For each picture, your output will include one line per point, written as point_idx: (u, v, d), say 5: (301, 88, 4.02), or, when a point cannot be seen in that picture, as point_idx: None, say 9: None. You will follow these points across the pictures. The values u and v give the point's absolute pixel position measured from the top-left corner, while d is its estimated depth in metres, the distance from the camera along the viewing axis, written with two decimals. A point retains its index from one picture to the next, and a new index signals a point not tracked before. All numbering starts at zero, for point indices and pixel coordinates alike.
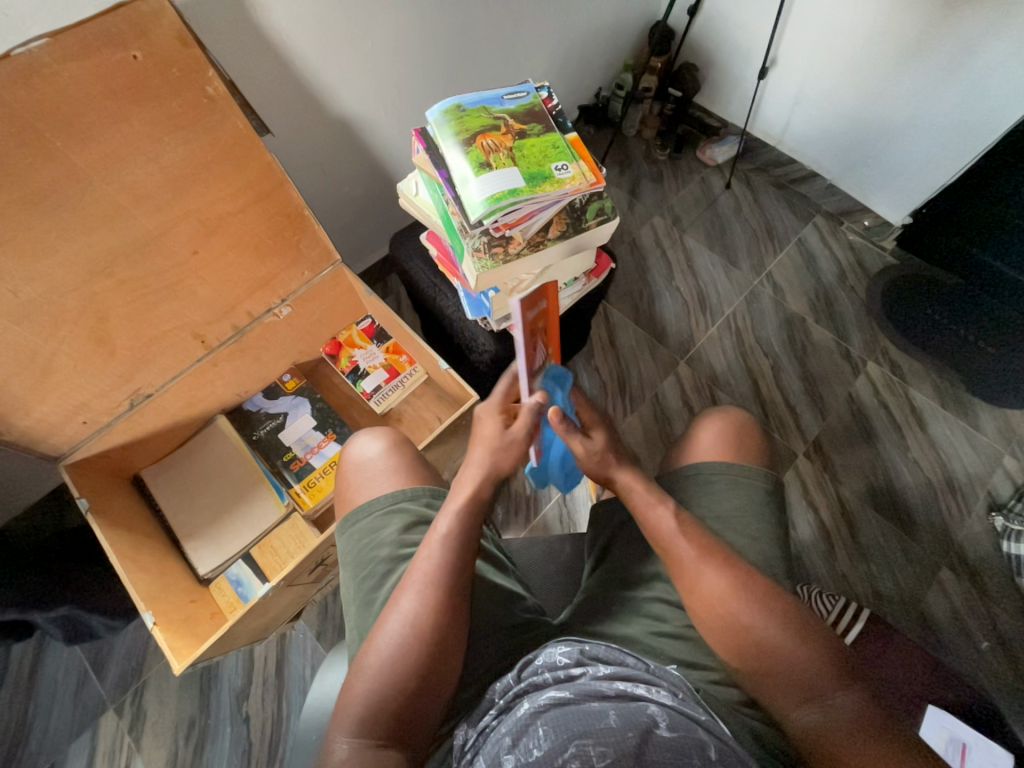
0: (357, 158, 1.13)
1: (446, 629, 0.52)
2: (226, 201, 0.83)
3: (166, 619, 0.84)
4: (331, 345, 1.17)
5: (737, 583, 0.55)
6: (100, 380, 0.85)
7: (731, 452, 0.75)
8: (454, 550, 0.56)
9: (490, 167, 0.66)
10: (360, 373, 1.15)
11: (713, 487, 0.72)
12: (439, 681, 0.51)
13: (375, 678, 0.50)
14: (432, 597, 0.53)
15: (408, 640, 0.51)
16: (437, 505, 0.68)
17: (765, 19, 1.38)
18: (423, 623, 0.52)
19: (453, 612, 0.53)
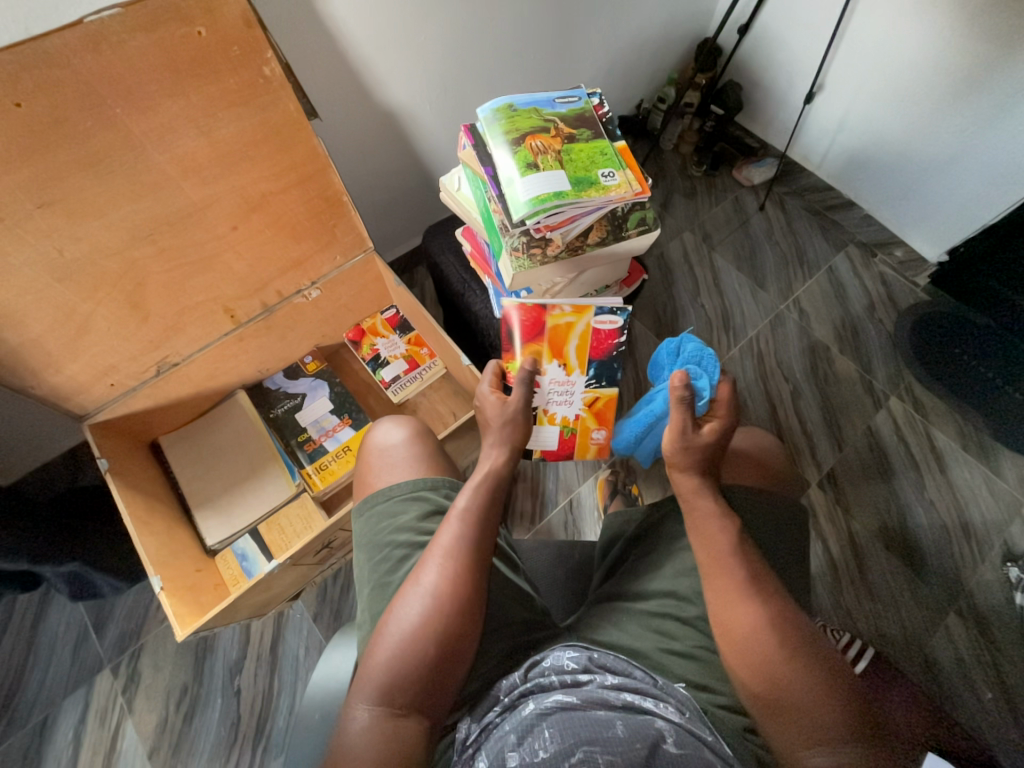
0: (398, 150, 1.15)
1: (468, 601, 0.53)
2: (270, 181, 0.85)
3: (173, 584, 0.86)
4: (355, 331, 1.18)
5: (751, 606, 0.55)
6: (131, 344, 0.87)
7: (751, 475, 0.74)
8: (474, 524, 0.57)
9: (536, 169, 0.66)
10: (381, 361, 1.16)
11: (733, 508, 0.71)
12: (458, 654, 0.51)
13: (396, 648, 0.50)
14: (454, 570, 0.54)
15: (428, 612, 0.51)
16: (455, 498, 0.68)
17: (815, 44, 1.37)
18: (443, 595, 0.52)
19: (472, 586, 0.54)
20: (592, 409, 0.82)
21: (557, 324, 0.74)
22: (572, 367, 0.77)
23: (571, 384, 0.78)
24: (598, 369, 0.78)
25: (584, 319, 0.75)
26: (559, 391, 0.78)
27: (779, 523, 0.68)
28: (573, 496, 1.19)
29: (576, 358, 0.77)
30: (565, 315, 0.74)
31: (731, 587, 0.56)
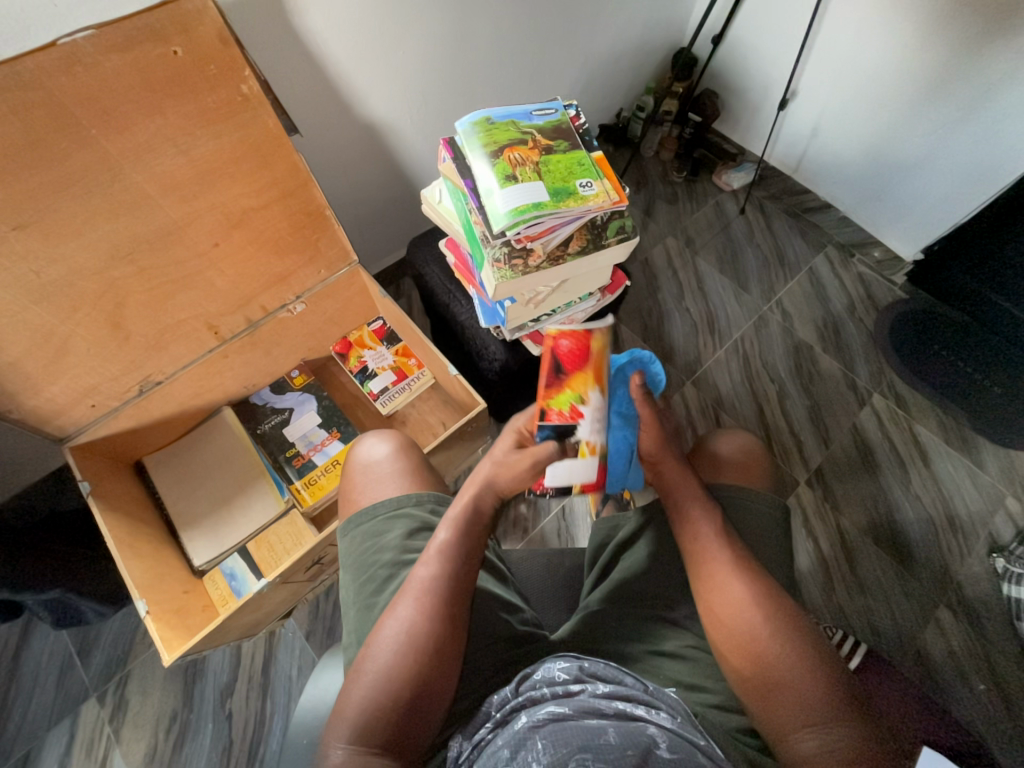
0: (381, 163, 1.15)
1: (443, 636, 0.52)
2: (252, 196, 0.85)
3: (160, 609, 0.83)
4: (342, 344, 1.18)
5: (730, 595, 0.55)
6: (111, 364, 0.85)
7: (739, 475, 0.74)
8: (451, 558, 0.57)
9: (516, 180, 0.66)
10: (369, 373, 1.16)
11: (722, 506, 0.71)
12: (435, 689, 0.51)
13: (370, 685, 0.49)
14: (430, 605, 0.54)
15: (404, 648, 0.51)
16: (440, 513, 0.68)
17: (786, 53, 1.41)
18: (419, 631, 0.52)
19: (448, 621, 0.53)
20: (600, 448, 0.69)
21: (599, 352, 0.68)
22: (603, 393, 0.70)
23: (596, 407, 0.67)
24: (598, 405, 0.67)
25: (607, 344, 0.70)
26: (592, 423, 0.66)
27: (763, 521, 0.69)
28: (564, 505, 1.22)
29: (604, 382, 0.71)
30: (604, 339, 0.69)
31: (718, 574, 0.57)
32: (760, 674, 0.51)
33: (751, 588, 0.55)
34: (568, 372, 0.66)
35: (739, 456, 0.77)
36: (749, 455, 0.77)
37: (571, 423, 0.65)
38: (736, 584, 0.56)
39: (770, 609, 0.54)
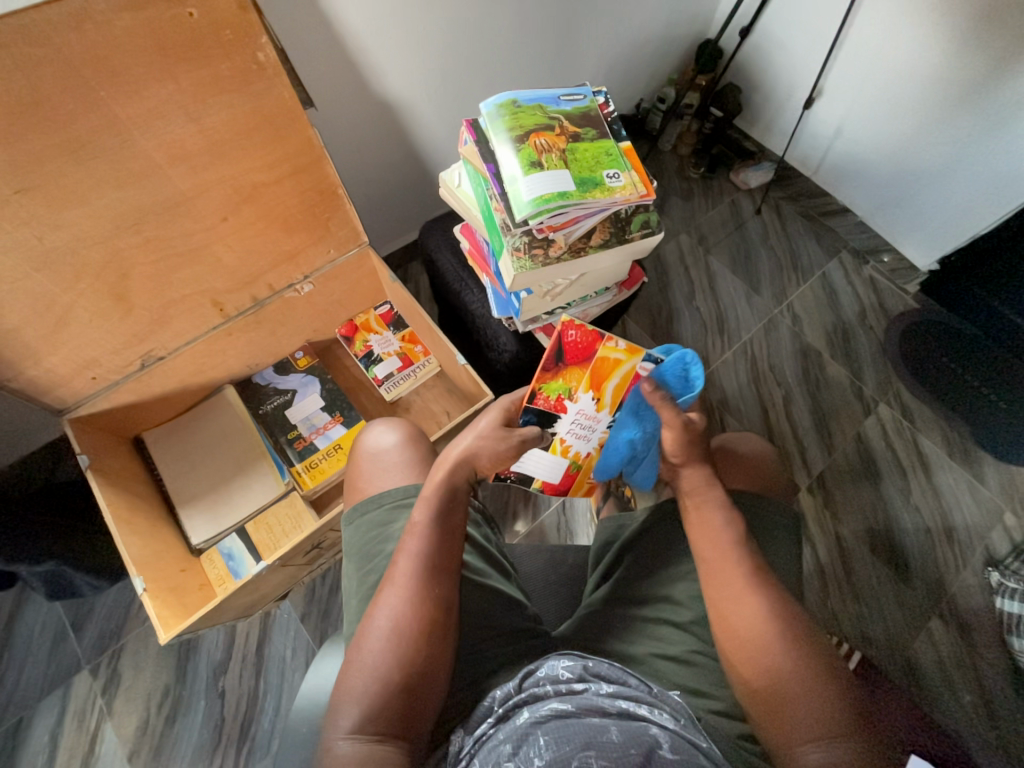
0: (396, 142, 1.12)
1: (433, 617, 0.52)
2: (263, 170, 0.82)
3: (156, 586, 0.82)
4: (347, 327, 1.17)
5: (748, 608, 0.54)
6: (113, 336, 0.83)
7: (760, 481, 0.74)
8: (431, 542, 0.55)
9: (541, 167, 0.64)
10: (375, 358, 1.15)
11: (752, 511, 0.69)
12: (430, 671, 0.50)
13: (365, 676, 0.49)
14: (414, 589, 0.53)
15: (394, 634, 0.50)
16: None
17: (814, 50, 1.37)
18: (407, 618, 0.51)
19: (436, 604, 0.52)
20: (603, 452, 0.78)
21: (605, 357, 0.72)
22: (604, 404, 0.73)
23: (596, 421, 0.74)
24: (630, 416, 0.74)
25: (630, 363, 0.72)
26: (585, 425, 0.74)
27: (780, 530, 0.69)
28: (565, 499, 1.22)
29: (611, 397, 0.73)
30: (618, 352, 0.72)
31: (736, 586, 0.55)
32: (772, 686, 0.51)
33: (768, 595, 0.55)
34: (565, 363, 0.71)
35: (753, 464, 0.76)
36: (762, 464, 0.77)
37: (554, 414, 0.72)
38: (753, 598, 0.54)
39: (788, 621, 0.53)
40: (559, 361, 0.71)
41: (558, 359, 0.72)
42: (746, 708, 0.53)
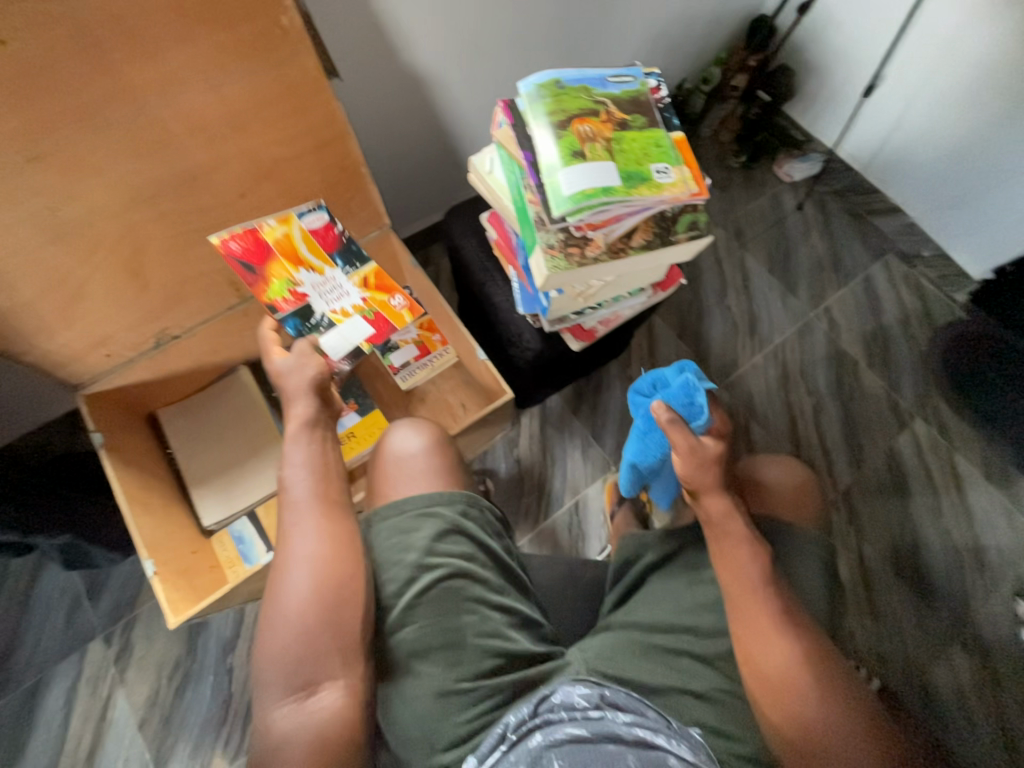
0: (423, 118, 1.06)
1: (336, 575, 0.55)
2: (284, 144, 0.78)
3: (167, 568, 0.81)
4: (246, 248, 0.77)
5: (779, 648, 0.51)
6: (128, 313, 0.81)
7: (794, 508, 0.70)
8: (316, 504, 0.59)
9: (582, 159, 0.58)
10: (317, 322, 0.79)
11: (787, 547, 0.66)
12: (344, 624, 0.54)
13: (284, 640, 0.52)
14: (313, 552, 0.56)
15: (310, 598, 0.53)
16: (471, 516, 0.63)
17: (880, 31, 1.26)
18: (315, 577, 0.54)
19: (339, 559, 0.56)
20: (372, 286, 0.84)
21: (272, 237, 0.80)
22: (320, 265, 0.82)
23: (330, 279, 0.82)
24: (341, 255, 0.84)
25: (293, 225, 0.82)
26: (330, 287, 0.82)
27: (818, 560, 0.65)
28: (579, 499, 1.19)
29: (315, 256, 0.82)
30: (272, 227, 0.80)
31: (764, 622, 0.53)
32: (805, 740, 0.49)
33: (800, 633, 0.52)
34: (259, 269, 0.78)
35: (792, 495, 0.71)
36: (804, 496, 0.71)
37: (300, 303, 0.78)
38: (783, 639, 0.52)
39: (822, 668, 0.51)
40: (262, 270, 0.78)
41: (257, 270, 0.78)
42: (768, 746, 0.52)
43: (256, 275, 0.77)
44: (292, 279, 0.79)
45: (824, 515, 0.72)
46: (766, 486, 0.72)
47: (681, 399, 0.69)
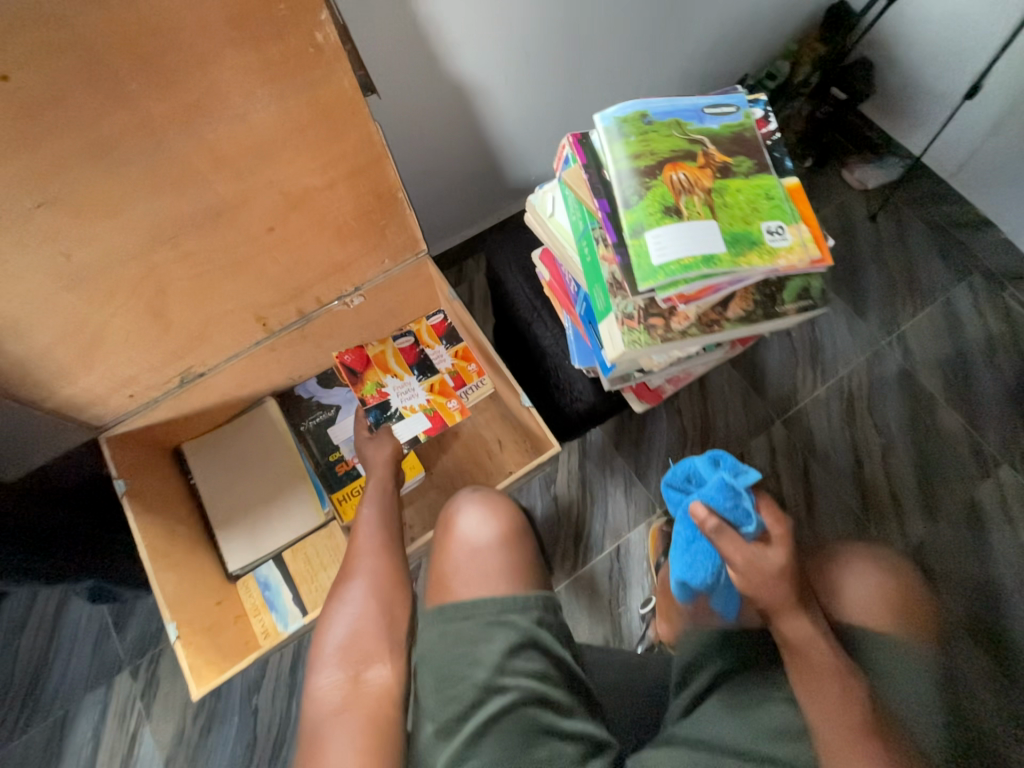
0: (464, 131, 0.97)
1: (387, 572, 0.70)
2: (317, 173, 0.70)
3: (191, 628, 0.76)
4: (354, 357, 1.02)
5: None
6: (150, 354, 0.76)
7: (891, 616, 0.59)
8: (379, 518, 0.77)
9: (675, 218, 0.48)
10: (391, 412, 1.01)
11: (891, 668, 0.54)
12: (391, 612, 0.66)
13: (345, 623, 0.65)
14: (375, 553, 0.72)
15: (370, 589, 0.68)
16: (546, 626, 0.58)
17: (987, 20, 1.09)
18: (373, 575, 0.69)
19: (391, 559, 0.71)
20: (439, 392, 1.04)
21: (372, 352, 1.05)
22: (403, 374, 1.04)
23: (408, 384, 1.03)
24: (421, 368, 1.05)
25: (388, 345, 1.05)
26: (406, 392, 1.02)
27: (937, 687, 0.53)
28: (619, 543, 1.11)
29: (400, 368, 1.04)
30: (375, 346, 1.05)
31: None
32: None
33: None
34: (358, 374, 1.02)
35: (878, 585, 0.63)
36: (900, 594, 0.62)
37: (382, 402, 1.01)
38: None
39: None
40: (361, 374, 1.02)
41: (357, 375, 1.02)
42: None
43: (355, 378, 1.01)
44: (380, 383, 1.02)
45: (935, 624, 0.60)
46: (853, 591, 0.63)
47: (719, 503, 0.62)
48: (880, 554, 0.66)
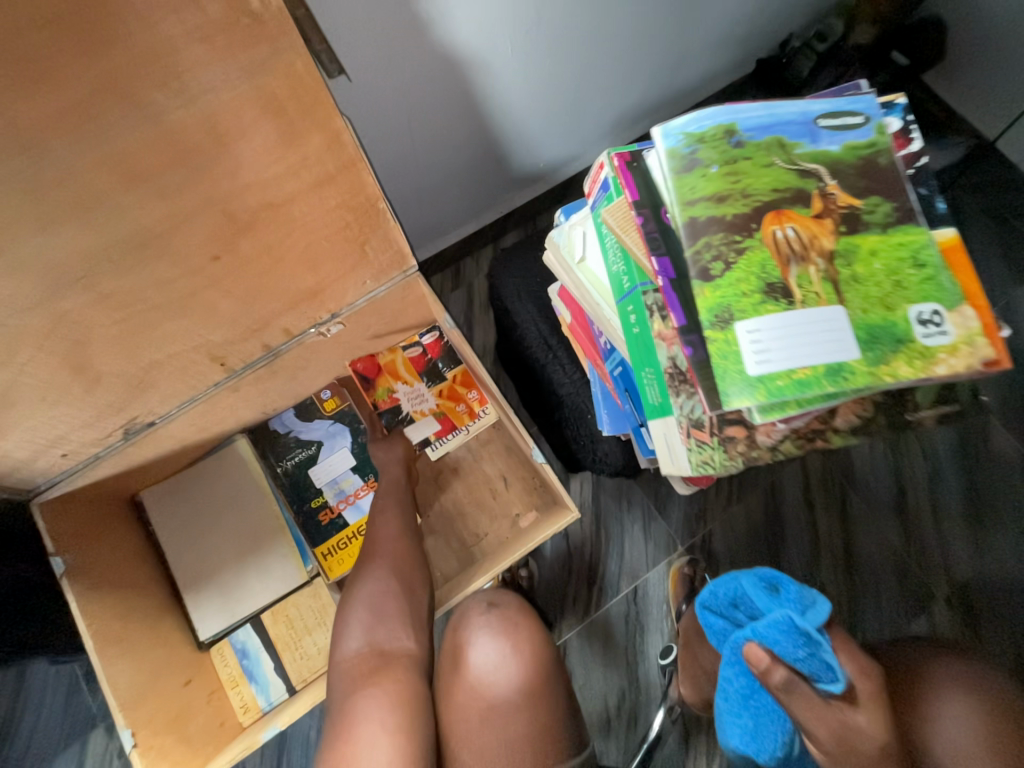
0: (458, 113, 0.79)
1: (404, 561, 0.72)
2: (269, 186, 0.54)
3: (153, 724, 0.66)
4: (367, 363, 0.91)
5: None
6: (80, 410, 0.62)
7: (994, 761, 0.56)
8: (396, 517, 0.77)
9: (778, 304, 0.38)
10: (403, 417, 0.90)
11: None
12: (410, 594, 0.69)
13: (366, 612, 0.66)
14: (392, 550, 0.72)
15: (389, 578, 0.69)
16: None
17: None
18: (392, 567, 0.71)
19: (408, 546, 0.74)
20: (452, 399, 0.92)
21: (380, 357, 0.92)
22: (413, 379, 0.91)
23: (419, 389, 0.91)
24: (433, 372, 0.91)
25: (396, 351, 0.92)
26: (418, 399, 0.91)
27: None
28: (637, 585, 1.01)
29: (410, 373, 0.91)
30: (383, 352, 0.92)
31: None
32: None
33: None
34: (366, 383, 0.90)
35: (973, 716, 0.58)
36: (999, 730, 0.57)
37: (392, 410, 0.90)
38: None
39: None
40: (369, 381, 0.90)
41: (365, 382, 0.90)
42: None
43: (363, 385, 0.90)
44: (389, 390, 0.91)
45: None
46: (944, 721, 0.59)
47: (788, 653, 0.45)
48: (957, 666, 0.63)
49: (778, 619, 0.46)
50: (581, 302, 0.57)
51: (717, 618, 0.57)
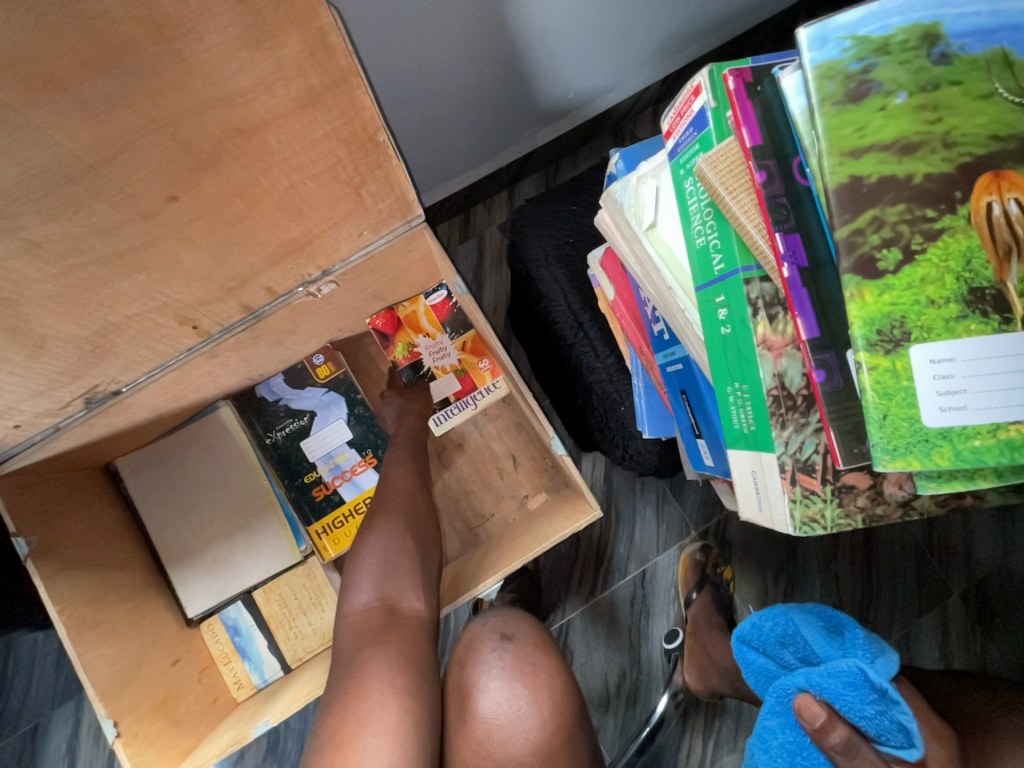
0: (477, 20, 0.64)
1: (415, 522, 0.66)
2: (235, 105, 0.41)
3: (138, 710, 0.63)
4: (386, 320, 0.82)
5: None
6: (26, 378, 0.53)
7: None
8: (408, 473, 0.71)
9: (993, 329, 0.34)
10: (424, 373, 0.83)
11: None
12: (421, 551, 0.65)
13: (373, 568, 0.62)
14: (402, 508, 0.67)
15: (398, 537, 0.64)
16: None
17: None
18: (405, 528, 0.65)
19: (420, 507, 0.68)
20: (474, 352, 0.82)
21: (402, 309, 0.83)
22: (435, 332, 0.82)
23: (440, 343, 0.82)
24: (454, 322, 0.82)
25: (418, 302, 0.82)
26: (439, 354, 0.82)
27: None
28: (647, 568, 0.97)
29: (431, 326, 0.82)
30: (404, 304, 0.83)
31: None
32: None
33: None
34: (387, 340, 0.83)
35: None
36: None
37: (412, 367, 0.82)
38: None
39: None
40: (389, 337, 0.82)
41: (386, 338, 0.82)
42: None
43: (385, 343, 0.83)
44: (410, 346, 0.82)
45: None
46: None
47: (853, 707, 0.46)
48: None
49: (845, 672, 0.47)
50: (640, 273, 0.54)
51: (758, 655, 0.57)
